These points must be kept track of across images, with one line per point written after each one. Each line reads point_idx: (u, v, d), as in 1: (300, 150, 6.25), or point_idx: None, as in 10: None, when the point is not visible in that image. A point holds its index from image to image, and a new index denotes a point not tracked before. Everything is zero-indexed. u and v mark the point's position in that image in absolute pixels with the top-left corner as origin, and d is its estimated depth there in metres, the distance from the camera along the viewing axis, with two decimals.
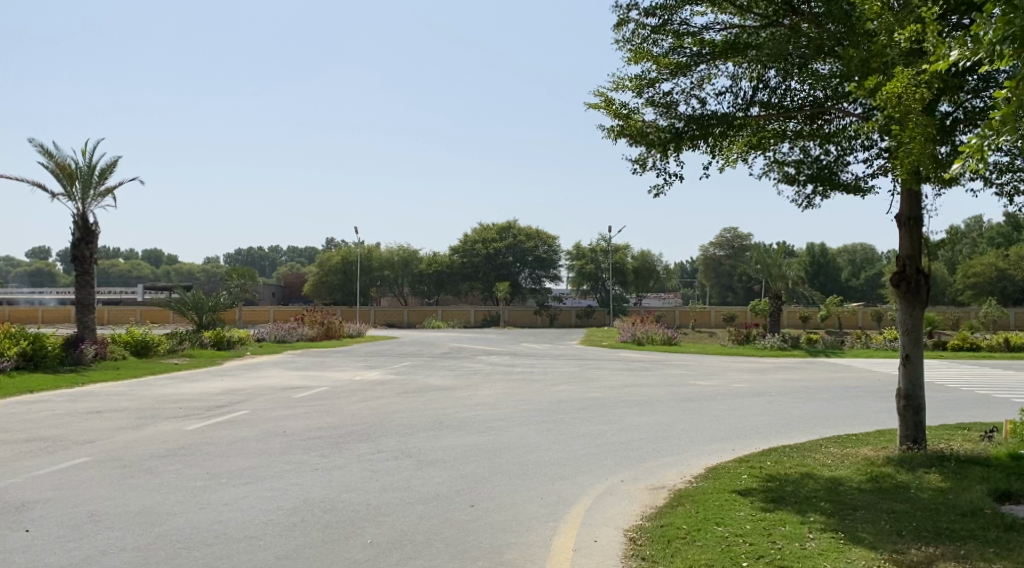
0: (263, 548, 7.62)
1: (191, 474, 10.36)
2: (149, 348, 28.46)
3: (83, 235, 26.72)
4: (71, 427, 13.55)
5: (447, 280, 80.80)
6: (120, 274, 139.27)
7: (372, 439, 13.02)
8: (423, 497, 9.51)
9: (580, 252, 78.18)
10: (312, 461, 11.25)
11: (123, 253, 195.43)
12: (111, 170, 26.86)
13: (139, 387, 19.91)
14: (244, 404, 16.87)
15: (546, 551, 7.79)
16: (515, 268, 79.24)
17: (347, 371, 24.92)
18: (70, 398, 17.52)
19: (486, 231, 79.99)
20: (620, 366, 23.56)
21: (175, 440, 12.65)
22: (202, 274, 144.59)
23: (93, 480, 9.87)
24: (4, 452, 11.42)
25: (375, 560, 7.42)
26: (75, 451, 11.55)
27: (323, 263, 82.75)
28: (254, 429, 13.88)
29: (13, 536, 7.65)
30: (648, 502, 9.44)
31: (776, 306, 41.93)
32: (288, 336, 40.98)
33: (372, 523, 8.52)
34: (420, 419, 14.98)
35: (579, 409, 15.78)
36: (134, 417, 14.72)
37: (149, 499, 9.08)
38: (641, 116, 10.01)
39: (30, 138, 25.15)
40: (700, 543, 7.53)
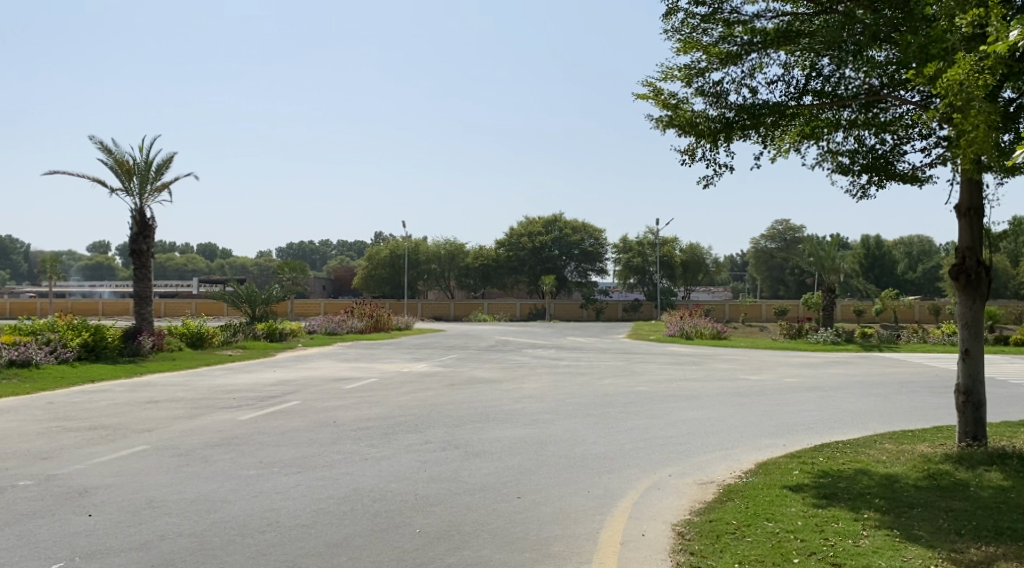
0: (315, 536, 7.69)
1: (244, 462, 10.50)
2: (204, 339, 28.96)
3: (140, 230, 27.24)
4: (130, 416, 13.85)
5: (493, 273, 80.53)
6: (176, 268, 142.49)
7: (420, 430, 13.07)
8: (470, 488, 9.51)
9: (627, 245, 77.79)
10: (361, 451, 11.35)
11: (179, 247, 200.01)
12: (167, 166, 27.35)
13: (194, 378, 20.28)
14: (295, 395, 17.08)
15: (594, 544, 7.74)
16: (561, 261, 79.24)
17: (396, 364, 25.12)
18: (128, 387, 17.92)
19: (533, 225, 79.89)
20: (668, 360, 23.36)
21: (230, 429, 12.85)
22: (253, 267, 146.96)
23: (150, 467, 10.06)
24: (66, 439, 11.69)
25: (423, 550, 7.44)
26: (134, 439, 11.78)
27: (372, 256, 83.58)
28: (305, 419, 14.03)
29: (77, 521, 7.82)
30: (696, 497, 9.32)
31: (830, 298, 41.22)
32: (338, 329, 41.43)
33: (420, 512, 8.55)
34: (468, 412, 15.02)
35: (627, 403, 15.69)
36: (190, 407, 14.98)
37: (205, 486, 9.22)
38: (691, 106, 9.90)
39: (91, 135, 25.72)
40: (750, 539, 7.42)
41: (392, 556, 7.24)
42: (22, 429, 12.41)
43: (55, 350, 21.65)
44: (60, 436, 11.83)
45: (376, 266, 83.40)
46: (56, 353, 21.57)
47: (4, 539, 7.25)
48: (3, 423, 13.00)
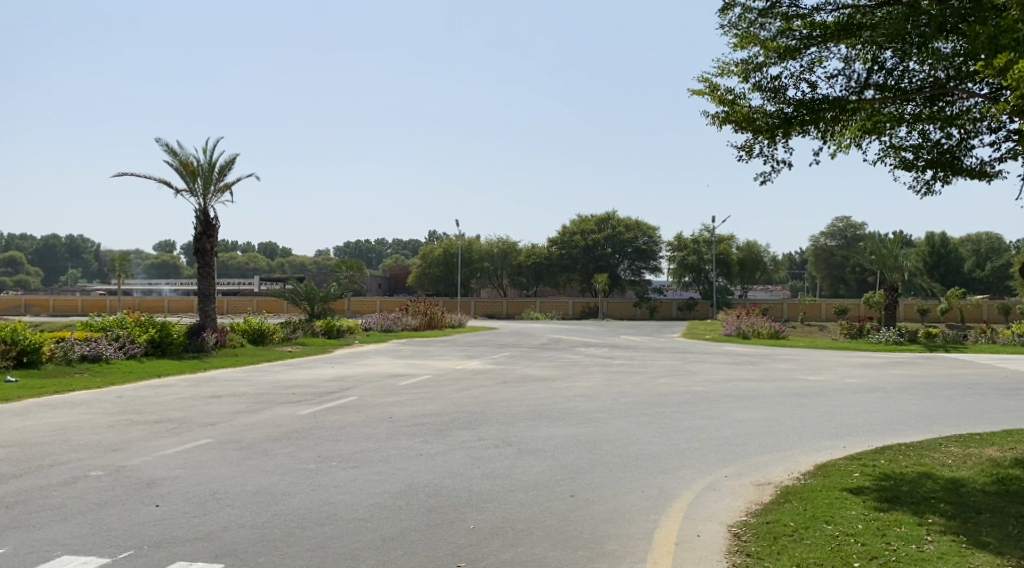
0: (372, 530, 7.75)
1: (304, 456, 10.63)
2: (264, 336, 29.46)
3: (204, 229, 27.78)
4: (195, 410, 14.12)
5: (546, 272, 80.35)
6: (237, 266, 145.26)
7: (474, 427, 13.10)
8: (523, 486, 9.49)
9: (682, 243, 76.89)
10: (416, 447, 11.43)
11: (239, 245, 203.64)
12: (230, 167, 27.85)
13: (256, 373, 20.66)
14: (353, 391, 17.28)
15: (648, 543, 7.67)
16: (614, 260, 78.80)
17: (450, 360, 25.24)
18: (193, 383, 18.29)
19: (585, 223, 79.60)
20: (724, 360, 23.06)
21: (290, 424, 13.04)
22: (311, 266, 148.92)
23: (214, 460, 10.24)
24: (134, 432, 11.97)
25: (478, 546, 7.45)
26: (198, 433, 12.01)
27: (425, 255, 84.16)
28: (362, 414, 14.17)
29: (145, 511, 7.99)
30: (753, 498, 9.18)
31: (893, 297, 40.36)
32: (394, 326, 41.80)
33: (474, 508, 8.58)
34: (522, 409, 15.02)
35: (683, 403, 15.52)
36: (252, 403, 15.22)
37: (266, 479, 9.35)
38: (748, 101, 9.80)
39: (158, 137, 26.34)
40: (808, 541, 7.28)
41: (446, 551, 7.27)
42: (93, 422, 12.75)
43: (124, 346, 22.19)
44: (129, 430, 12.12)
45: (430, 265, 83.96)
46: (125, 348, 22.11)
47: (77, 527, 7.44)
48: (75, 416, 13.38)
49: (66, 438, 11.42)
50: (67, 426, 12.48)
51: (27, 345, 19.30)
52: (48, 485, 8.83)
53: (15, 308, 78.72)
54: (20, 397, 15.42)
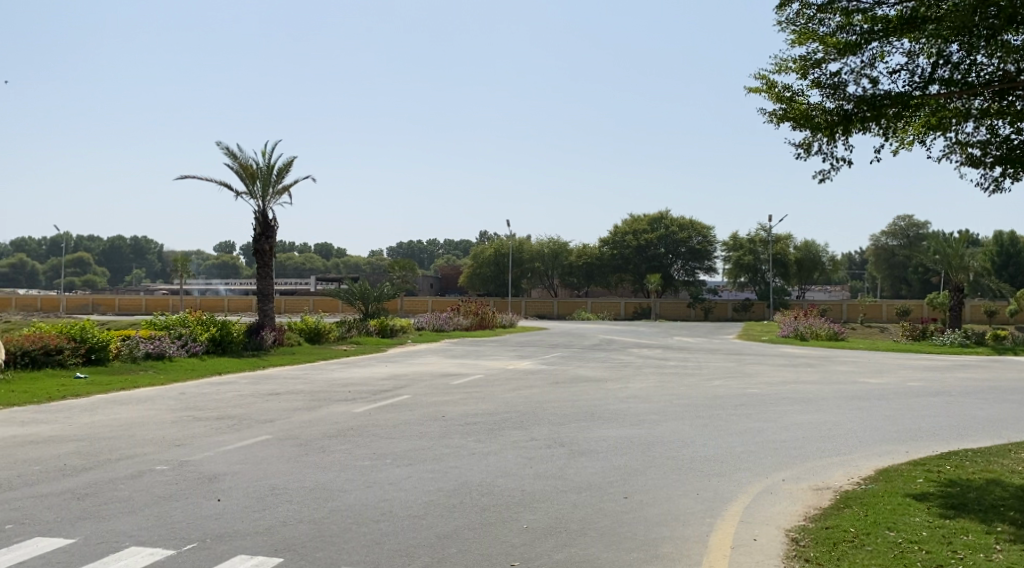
0: (426, 527, 7.78)
1: (360, 453, 10.72)
2: (320, 335, 29.83)
3: (262, 231, 28.21)
4: (254, 407, 14.37)
5: (597, 272, 79.98)
6: (292, 267, 147.41)
7: (527, 427, 13.09)
8: (577, 487, 9.44)
9: (738, 243, 75.83)
10: (469, 446, 11.46)
11: (295, 246, 206.65)
12: (288, 169, 28.25)
13: (312, 372, 20.93)
14: (407, 390, 17.40)
15: (703, 546, 7.58)
16: (667, 260, 78.05)
17: (502, 361, 25.27)
18: (251, 380, 18.58)
19: (638, 223, 79.11)
20: (781, 361, 22.69)
21: (345, 421, 13.17)
22: (365, 267, 150.32)
23: (273, 456, 10.38)
24: (196, 428, 12.19)
25: (531, 546, 7.43)
26: (258, 429, 12.19)
27: (477, 255, 84.48)
28: (415, 413, 14.26)
29: (207, 505, 8.13)
30: (811, 502, 9.02)
31: (959, 299, 39.29)
32: (446, 326, 42.01)
33: (528, 508, 8.56)
34: (574, 410, 14.96)
35: (738, 405, 15.32)
36: (309, 400, 15.44)
37: (323, 476, 9.46)
38: (807, 98, 9.66)
39: (218, 140, 26.88)
40: (870, 548, 7.12)
41: (500, 550, 7.26)
42: (158, 418, 13.03)
43: (186, 344, 22.65)
44: (191, 426, 12.35)
45: (481, 265, 84.22)
46: (187, 346, 22.56)
47: (144, 519, 7.60)
48: (141, 412, 13.69)
49: (132, 433, 11.69)
50: (133, 421, 12.77)
51: (94, 343, 19.78)
52: (116, 478, 9.03)
53: (82, 307, 81.00)
54: (88, 393, 15.82)
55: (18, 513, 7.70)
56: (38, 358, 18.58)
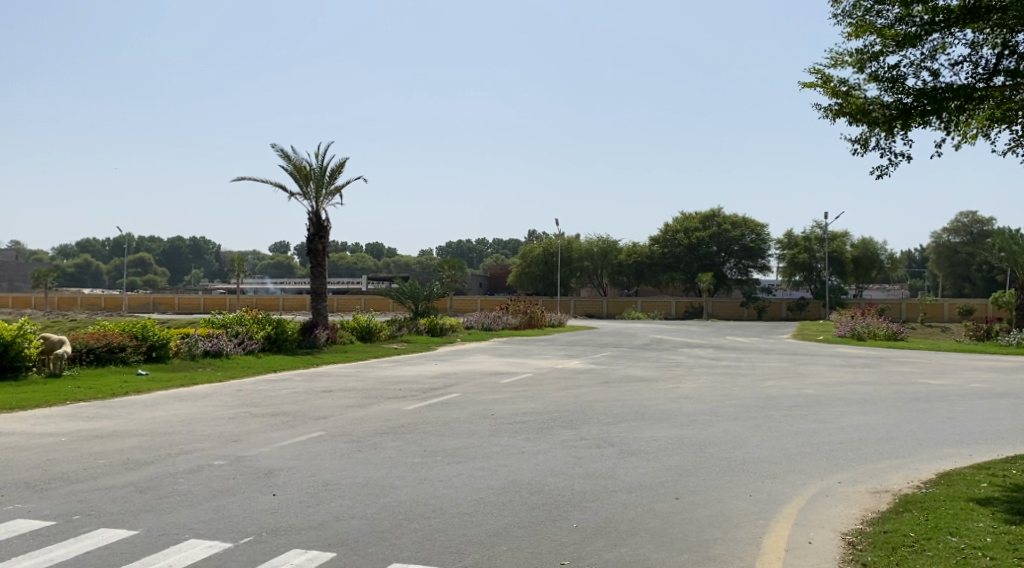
0: (476, 525, 7.77)
1: (411, 451, 10.76)
2: (372, 333, 30.12)
3: (316, 231, 28.52)
4: (308, 404, 14.56)
5: (648, 271, 79.49)
6: (345, 266, 149.26)
7: (577, 427, 13.04)
8: (627, 487, 9.34)
9: (793, 241, 74.63)
10: (519, 444, 11.44)
11: (347, 246, 209.19)
12: (341, 170, 28.54)
13: (364, 369, 21.10)
14: (457, 388, 17.42)
15: (757, 549, 7.44)
16: (719, 258, 76.75)
17: (551, 360, 25.25)
18: (306, 378, 18.82)
19: (689, 221, 78.41)
20: (838, 362, 22.23)
21: (397, 418, 13.25)
22: (417, 267, 151.24)
23: (326, 452, 10.47)
24: (252, 424, 12.35)
25: (581, 545, 7.37)
26: (312, 426, 12.32)
27: (526, 254, 84.59)
28: (465, 411, 14.29)
29: (262, 499, 8.23)
30: (869, 506, 8.81)
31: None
32: (494, 325, 42.12)
33: (577, 507, 8.50)
34: (625, 410, 14.85)
35: (792, 406, 15.08)
36: (361, 397, 15.58)
37: (374, 472, 9.50)
38: (864, 92, 9.43)
39: (273, 142, 27.27)
40: (931, 553, 6.93)
41: (550, 549, 7.22)
42: (215, 414, 13.24)
43: (242, 342, 23.00)
44: (248, 422, 12.53)
45: (530, 264, 84.39)
46: (244, 344, 22.90)
47: (203, 512, 7.71)
48: (199, 408, 13.93)
49: (190, 429, 11.88)
50: (192, 417, 12.99)
51: (156, 340, 20.17)
52: (175, 472, 9.17)
53: (144, 305, 83.06)
54: (150, 389, 16.14)
55: (83, 505, 7.87)
56: (102, 354, 19.02)
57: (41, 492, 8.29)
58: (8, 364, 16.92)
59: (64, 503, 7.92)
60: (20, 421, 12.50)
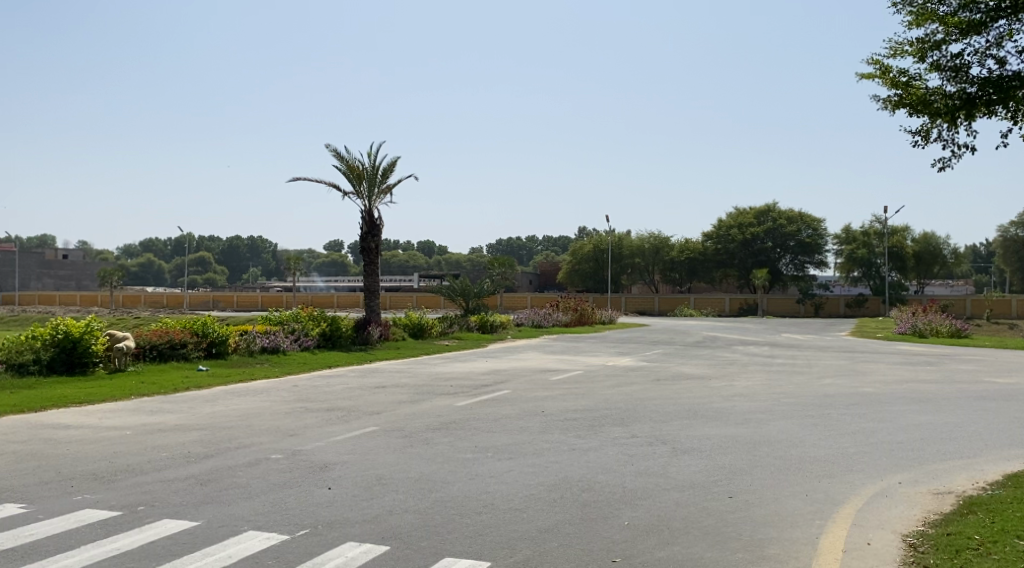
0: (528, 521, 7.73)
1: (462, 446, 10.77)
2: (424, 330, 30.30)
3: (369, 229, 28.75)
4: (361, 400, 14.67)
5: (700, 267, 78.71)
6: (398, 265, 150.64)
7: (629, 424, 12.93)
8: (680, 485, 9.23)
9: (851, 236, 73.21)
10: (570, 441, 11.37)
11: (399, 244, 210.96)
12: (393, 169, 28.72)
13: (417, 366, 21.22)
14: (507, 385, 17.44)
15: (813, 550, 7.27)
16: (775, 254, 75.67)
17: (602, 357, 25.14)
18: (360, 374, 19.00)
19: (744, 216, 77.39)
20: (897, 360, 21.74)
21: (448, 414, 13.28)
22: (468, 264, 151.79)
23: (380, 447, 10.52)
24: (308, 419, 12.49)
25: (632, 543, 7.28)
26: (366, 421, 12.40)
27: (576, 252, 84.43)
28: (517, 408, 14.28)
29: (318, 492, 8.30)
30: (931, 507, 8.56)
31: None
32: (545, 322, 42.11)
33: (629, 505, 8.40)
34: (678, 408, 14.70)
35: (850, 405, 14.77)
36: (413, 393, 15.66)
37: (426, 467, 9.53)
38: (925, 81, 9.15)
39: (327, 143, 27.59)
40: (996, 557, 6.70)
41: (602, 546, 7.14)
42: (273, 409, 13.42)
43: (298, 338, 23.29)
44: (304, 417, 12.66)
45: (581, 261, 84.24)
46: (300, 341, 23.21)
47: (260, 505, 7.79)
48: (257, 403, 14.14)
49: (250, 423, 12.05)
50: (249, 411, 13.18)
51: (215, 337, 20.51)
52: (235, 466, 9.30)
53: (204, 303, 84.78)
54: (210, 384, 16.41)
55: (147, 496, 8.02)
56: (164, 351, 19.40)
57: (107, 483, 8.47)
58: (76, 361, 17.29)
59: (129, 494, 8.08)
60: (87, 415, 12.80)
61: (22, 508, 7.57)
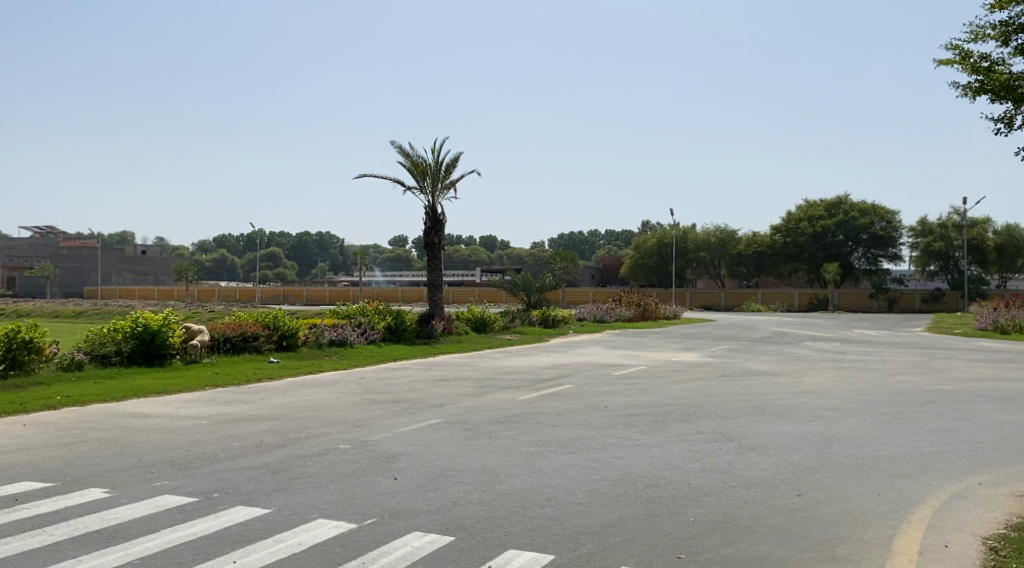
0: (591, 515, 7.64)
1: (525, 440, 10.72)
2: (487, 324, 30.35)
3: (433, 225, 28.90)
4: (425, 392, 14.75)
5: (768, 261, 77.37)
6: (462, 259, 151.61)
7: (694, 420, 12.73)
8: (747, 483, 9.04)
9: (928, 228, 71.08)
10: (634, 437, 11.24)
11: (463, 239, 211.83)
12: (456, 165, 28.83)
13: (479, 360, 21.24)
14: (570, 379, 17.33)
15: (887, 550, 7.04)
16: (847, 248, 73.91)
17: (666, 352, 24.86)
18: (424, 366, 19.11)
19: (814, 209, 75.71)
20: (975, 357, 20.97)
21: (512, 408, 13.26)
22: (531, 258, 151.76)
23: (444, 439, 10.54)
24: (374, 410, 12.59)
25: (698, 539, 7.15)
26: (430, 413, 12.44)
27: (640, 246, 83.74)
28: (580, 402, 14.19)
29: (384, 482, 8.33)
30: (1013, 510, 8.22)
31: None
32: (607, 317, 41.87)
33: (695, 501, 8.25)
34: (745, 405, 14.40)
35: (927, 402, 14.29)
36: (476, 386, 15.67)
37: (490, 460, 9.50)
38: (1009, 66, 8.71)
39: (391, 139, 27.84)
40: None
41: (666, 542, 7.02)
42: (340, 400, 13.58)
43: (365, 332, 23.57)
44: (371, 408, 12.77)
45: (644, 255, 83.54)
46: (366, 334, 23.47)
47: (328, 494, 7.86)
48: (325, 394, 14.31)
49: (319, 414, 12.21)
50: (317, 402, 13.33)
51: (286, 330, 20.88)
52: (305, 455, 9.41)
53: (274, 297, 86.52)
54: (282, 376, 16.70)
55: (222, 483, 8.14)
56: (237, 343, 19.79)
57: (184, 470, 8.65)
58: (155, 352, 17.72)
59: (205, 481, 8.23)
60: (165, 404, 13.12)
61: (106, 492, 7.77)
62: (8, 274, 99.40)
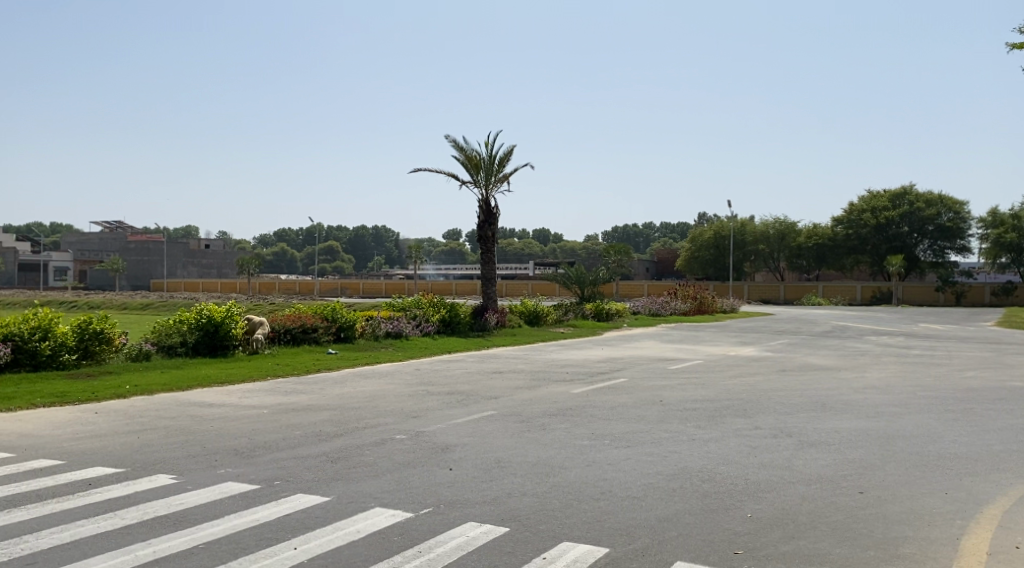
0: (647, 509, 7.53)
1: (579, 433, 10.63)
2: (540, 317, 30.29)
3: (486, 218, 28.90)
4: (479, 384, 14.75)
5: (829, 254, 75.93)
6: (516, 252, 151.76)
7: (752, 415, 12.51)
8: (806, 479, 8.84)
9: (999, 220, 68.92)
10: (690, 431, 11.08)
11: (518, 233, 212.05)
12: (509, 158, 28.76)
13: (533, 353, 21.18)
14: (624, 373, 17.20)
15: (954, 550, 6.81)
16: (911, 239, 72.12)
17: (722, 346, 24.53)
18: (478, 359, 19.13)
19: (877, 199, 73.97)
20: None
21: (566, 401, 13.18)
22: (586, 251, 151.17)
23: (498, 431, 10.50)
24: (430, 402, 12.62)
25: (756, 535, 6.99)
26: (485, 405, 12.43)
27: (697, 238, 82.90)
28: (635, 396, 14.06)
29: (438, 472, 8.33)
30: None
31: None
32: (663, 310, 41.53)
33: (754, 497, 8.09)
34: (805, 400, 14.10)
35: (995, 399, 13.84)
36: (530, 379, 15.64)
37: (544, 452, 9.45)
38: None
39: (446, 133, 27.89)
40: None
41: (723, 538, 6.89)
42: (396, 391, 13.65)
43: (420, 324, 23.67)
44: (426, 399, 12.81)
45: (701, 248, 82.62)
46: (421, 326, 23.57)
47: (384, 484, 7.87)
48: (381, 385, 14.40)
49: (375, 405, 12.29)
50: (374, 393, 13.43)
51: (344, 322, 21.07)
52: (362, 444, 9.47)
53: (333, 289, 87.70)
54: (339, 367, 16.85)
55: (282, 471, 8.23)
56: (297, 335, 20.05)
57: (247, 458, 8.75)
58: (218, 343, 18.02)
59: (266, 468, 8.32)
60: (228, 394, 13.33)
61: (173, 478, 7.90)
62: (79, 267, 102.12)
